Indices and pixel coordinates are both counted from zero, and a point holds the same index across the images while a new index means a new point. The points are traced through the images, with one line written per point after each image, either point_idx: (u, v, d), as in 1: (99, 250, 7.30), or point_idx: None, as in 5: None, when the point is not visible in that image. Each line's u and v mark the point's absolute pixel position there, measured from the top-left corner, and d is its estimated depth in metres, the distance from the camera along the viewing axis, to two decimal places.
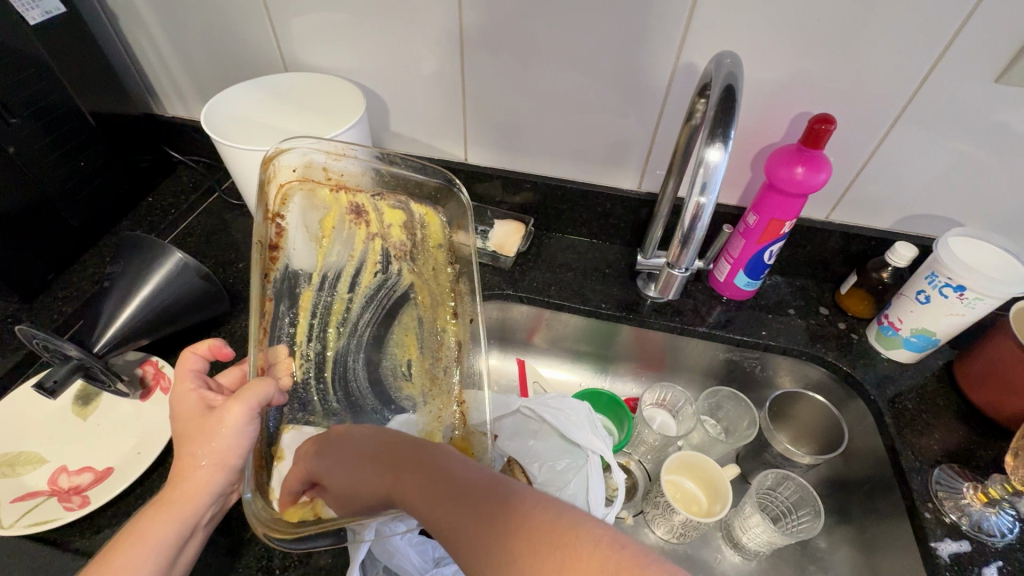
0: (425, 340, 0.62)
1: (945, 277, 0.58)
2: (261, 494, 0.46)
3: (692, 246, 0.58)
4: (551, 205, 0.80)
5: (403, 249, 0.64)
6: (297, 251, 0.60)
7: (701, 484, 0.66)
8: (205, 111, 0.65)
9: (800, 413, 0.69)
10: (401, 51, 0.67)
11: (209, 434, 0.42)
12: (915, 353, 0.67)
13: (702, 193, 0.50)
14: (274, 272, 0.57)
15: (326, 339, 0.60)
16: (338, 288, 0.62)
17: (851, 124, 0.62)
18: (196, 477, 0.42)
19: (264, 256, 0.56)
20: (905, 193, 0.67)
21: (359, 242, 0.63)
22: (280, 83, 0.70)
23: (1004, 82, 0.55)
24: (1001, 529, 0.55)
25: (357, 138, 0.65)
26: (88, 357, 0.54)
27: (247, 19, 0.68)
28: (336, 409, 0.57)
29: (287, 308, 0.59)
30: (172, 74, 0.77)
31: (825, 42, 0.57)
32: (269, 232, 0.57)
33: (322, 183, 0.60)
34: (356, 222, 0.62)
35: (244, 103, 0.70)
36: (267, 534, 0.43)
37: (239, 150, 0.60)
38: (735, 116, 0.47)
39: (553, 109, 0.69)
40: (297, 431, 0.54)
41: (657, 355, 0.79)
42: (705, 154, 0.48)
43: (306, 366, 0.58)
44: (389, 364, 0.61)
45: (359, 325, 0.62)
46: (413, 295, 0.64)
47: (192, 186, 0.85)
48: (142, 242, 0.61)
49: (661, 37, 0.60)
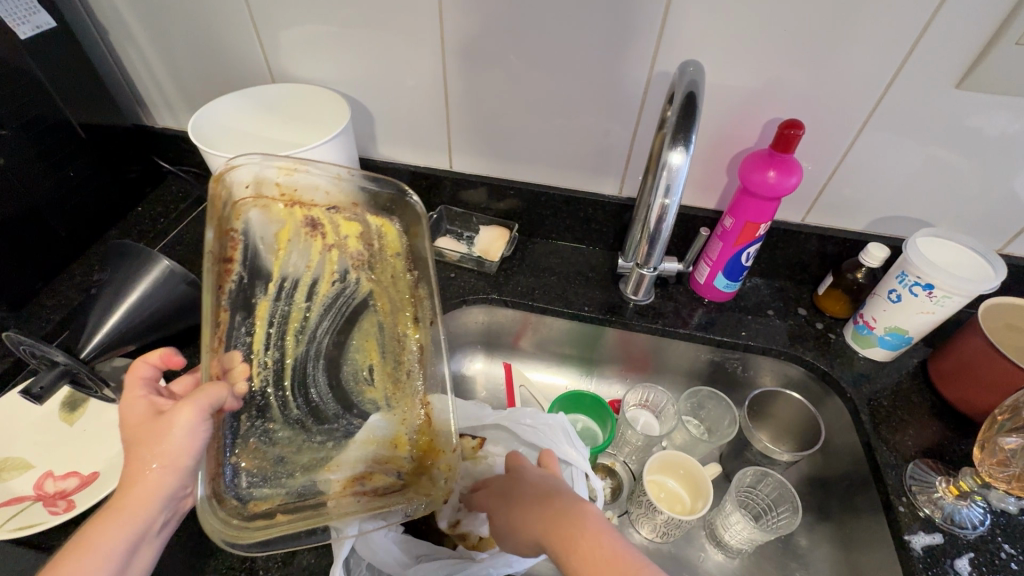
0: (386, 344, 0.62)
1: (914, 276, 0.60)
2: (218, 501, 0.49)
3: (658, 245, 0.60)
4: (535, 210, 0.82)
5: (361, 258, 0.64)
6: (251, 264, 0.60)
7: (683, 482, 0.67)
8: (191, 121, 0.67)
9: (778, 412, 0.70)
10: (385, 62, 0.69)
11: (157, 436, 0.43)
12: (890, 352, 0.68)
13: (666, 195, 0.52)
14: (228, 284, 0.58)
15: (284, 347, 0.60)
16: (295, 297, 0.62)
17: (821, 128, 0.64)
18: (146, 480, 0.42)
19: (218, 269, 0.57)
20: (877, 196, 0.69)
21: (316, 253, 0.63)
22: (266, 93, 0.72)
23: (964, 88, 0.57)
24: (972, 522, 0.56)
25: (341, 145, 0.67)
26: (75, 364, 0.55)
27: (235, 32, 0.69)
28: (297, 417, 0.57)
29: (242, 319, 0.59)
30: (161, 85, 0.79)
31: (792, 52, 0.59)
32: (223, 246, 0.58)
33: (277, 197, 0.61)
34: (312, 234, 0.63)
35: (232, 113, 0.72)
36: (225, 539, 0.46)
37: (223, 157, 0.61)
38: (696, 121, 0.48)
39: (535, 117, 0.71)
40: (256, 440, 0.54)
41: (641, 357, 0.80)
42: (668, 158, 0.49)
43: (265, 375, 0.58)
44: (350, 369, 0.61)
45: (318, 333, 0.61)
46: (373, 302, 0.64)
47: (181, 195, 0.87)
48: (131, 250, 0.62)
49: (636, 46, 0.62)
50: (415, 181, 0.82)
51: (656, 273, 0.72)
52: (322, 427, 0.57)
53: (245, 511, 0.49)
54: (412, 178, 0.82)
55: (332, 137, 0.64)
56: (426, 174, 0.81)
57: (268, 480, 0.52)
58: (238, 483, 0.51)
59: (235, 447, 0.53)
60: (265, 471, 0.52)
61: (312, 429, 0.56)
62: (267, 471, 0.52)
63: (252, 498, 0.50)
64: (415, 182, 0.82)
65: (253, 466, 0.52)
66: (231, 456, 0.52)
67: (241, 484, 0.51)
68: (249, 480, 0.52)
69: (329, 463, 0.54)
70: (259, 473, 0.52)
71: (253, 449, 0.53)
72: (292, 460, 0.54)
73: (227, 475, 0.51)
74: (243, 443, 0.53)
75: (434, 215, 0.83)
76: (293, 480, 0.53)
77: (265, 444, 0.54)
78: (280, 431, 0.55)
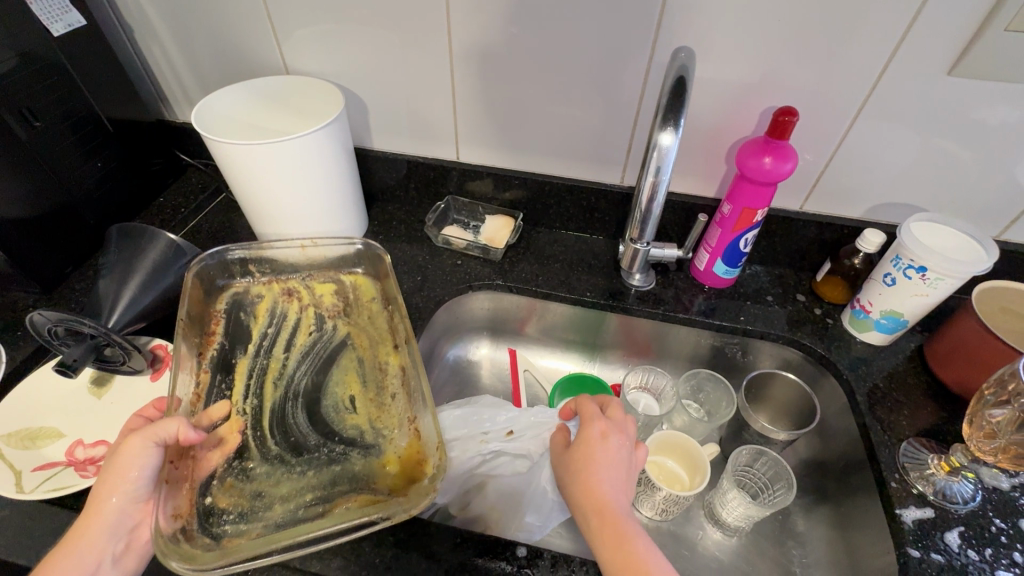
0: (367, 375, 0.65)
1: (908, 259, 0.62)
2: (186, 538, 0.48)
3: (650, 224, 0.62)
4: (539, 200, 0.84)
5: (336, 309, 0.70)
6: (233, 333, 0.66)
7: (681, 461, 0.69)
8: (196, 110, 0.68)
9: (775, 393, 0.72)
10: (394, 57, 0.72)
11: (112, 470, 0.46)
12: (887, 335, 0.70)
13: (656, 175, 0.54)
14: (210, 351, 0.64)
15: (262, 393, 0.62)
16: (272, 351, 0.66)
17: (817, 117, 0.66)
18: (98, 511, 0.45)
19: (199, 340, 0.63)
20: (873, 183, 0.71)
21: (293, 314, 0.69)
22: (273, 85, 0.74)
23: (956, 75, 0.59)
24: (963, 497, 0.57)
25: (339, 131, 0.69)
26: (109, 336, 0.58)
27: (252, 28, 0.73)
28: (275, 453, 0.57)
29: (222, 377, 0.62)
30: (182, 81, 0.82)
31: (787, 43, 0.61)
32: (207, 322, 0.65)
33: (257, 278, 0.70)
34: (288, 300, 0.70)
35: (239, 104, 0.73)
36: (186, 567, 0.44)
37: (225, 145, 0.62)
38: (685, 104, 0.50)
39: (538, 108, 0.74)
40: (233, 479, 0.54)
41: (643, 342, 0.82)
42: (659, 139, 0.51)
43: (245, 422, 0.59)
44: (331, 401, 0.62)
45: (298, 377, 0.64)
46: (351, 341, 0.68)
47: (200, 186, 0.91)
48: (141, 230, 0.66)
49: (635, 39, 0.64)
50: (423, 173, 0.85)
51: (650, 250, 0.74)
52: (303, 458, 0.57)
53: (216, 545, 0.48)
54: (421, 169, 0.85)
55: (331, 121, 0.66)
56: (433, 165, 0.83)
57: (248, 514, 0.52)
58: (214, 523, 0.50)
59: (212, 489, 0.53)
60: (241, 508, 0.52)
61: (292, 460, 0.56)
62: (245, 506, 0.52)
63: (227, 535, 0.50)
64: (424, 173, 0.85)
65: (230, 505, 0.52)
66: (206, 496, 0.52)
67: (218, 523, 0.50)
68: (225, 518, 0.51)
69: (310, 489, 0.54)
70: (238, 511, 0.52)
71: (229, 488, 0.53)
72: (270, 493, 0.53)
73: (202, 514, 0.51)
74: (218, 485, 0.53)
75: (441, 205, 0.86)
76: (272, 512, 0.52)
77: (241, 481, 0.54)
78: (258, 468, 0.55)
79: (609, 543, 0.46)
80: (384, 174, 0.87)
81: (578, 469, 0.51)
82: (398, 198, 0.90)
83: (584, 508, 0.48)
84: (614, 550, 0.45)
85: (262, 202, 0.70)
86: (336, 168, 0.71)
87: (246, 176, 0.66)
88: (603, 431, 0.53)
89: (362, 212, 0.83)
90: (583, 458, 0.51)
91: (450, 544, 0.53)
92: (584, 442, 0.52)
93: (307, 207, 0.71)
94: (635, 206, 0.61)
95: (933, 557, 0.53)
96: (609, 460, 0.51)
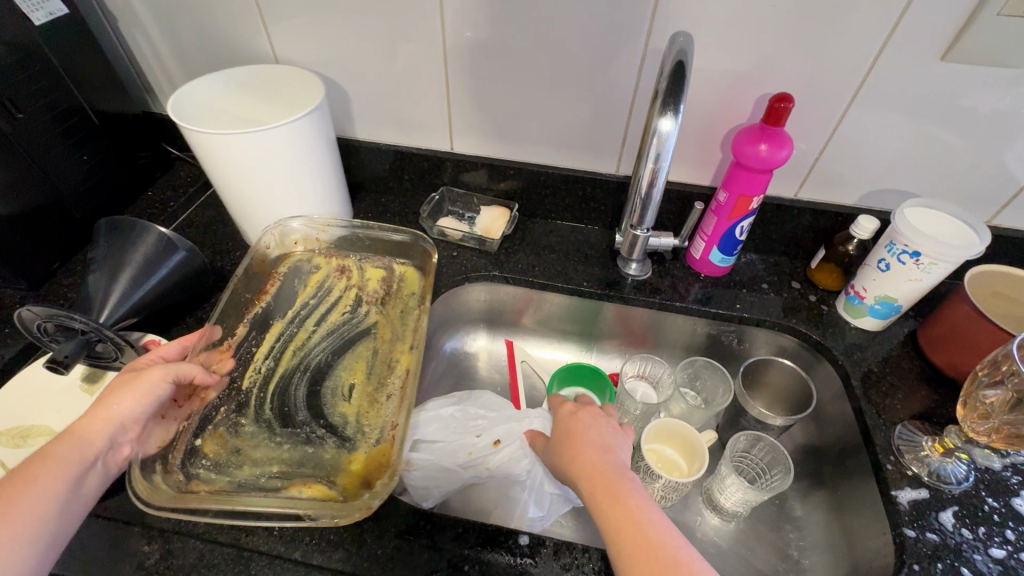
0: (373, 367, 0.67)
1: (902, 244, 0.62)
2: (163, 471, 0.53)
3: (650, 210, 0.61)
4: (534, 190, 0.84)
5: (375, 296, 0.74)
6: (281, 295, 0.72)
7: (679, 449, 0.70)
8: (172, 102, 0.66)
9: (771, 379, 0.72)
10: (386, 45, 0.71)
11: (131, 383, 0.51)
12: (880, 321, 0.70)
13: (656, 161, 0.53)
14: (259, 307, 0.69)
15: (281, 357, 0.67)
16: (304, 320, 0.70)
17: (811, 104, 0.66)
18: (106, 415, 0.48)
19: (254, 295, 0.69)
20: (868, 169, 0.71)
21: (337, 291, 0.74)
22: (249, 75, 0.72)
23: (949, 60, 0.59)
24: (956, 477, 0.58)
25: (320, 120, 0.68)
26: (105, 334, 0.56)
27: (239, 17, 0.71)
28: (267, 418, 0.61)
29: (256, 334, 0.67)
30: (169, 73, 0.81)
31: (781, 30, 0.61)
32: (265, 282, 0.71)
33: (317, 251, 0.75)
34: (339, 277, 0.75)
35: (216, 94, 0.72)
36: (142, 497, 0.50)
37: (203, 136, 0.61)
38: (684, 89, 0.50)
39: (532, 97, 0.73)
40: (224, 430, 0.59)
41: (640, 331, 0.83)
42: (658, 124, 0.51)
43: (255, 379, 0.64)
44: (332, 384, 0.65)
45: (315, 352, 0.68)
46: (375, 330, 0.71)
47: (190, 180, 0.89)
48: (131, 224, 0.64)
49: (630, 26, 0.63)
50: (417, 163, 0.84)
51: (649, 238, 0.73)
52: (287, 431, 0.60)
53: (185, 486, 0.53)
54: (415, 160, 0.84)
55: (313, 109, 0.65)
56: (428, 156, 0.83)
57: (223, 467, 0.56)
58: (193, 462, 0.56)
59: (204, 433, 0.58)
60: (219, 458, 0.57)
61: (276, 430, 0.60)
62: (222, 458, 0.57)
63: (199, 479, 0.55)
64: (417, 164, 0.84)
65: (212, 452, 0.57)
66: (197, 438, 0.57)
67: (197, 466, 0.56)
68: (203, 463, 0.56)
69: (279, 462, 0.57)
70: (214, 460, 0.56)
71: (218, 436, 0.58)
72: (246, 453, 0.58)
73: (187, 451, 0.56)
74: (210, 431, 0.58)
75: (436, 196, 0.86)
76: (241, 471, 0.56)
77: (229, 434, 0.58)
78: (247, 426, 0.60)
79: (603, 501, 0.46)
80: (378, 166, 0.86)
81: (566, 440, 0.54)
82: (392, 189, 0.89)
83: (577, 477, 0.50)
84: (607, 504, 0.46)
85: (246, 193, 0.69)
86: (318, 157, 0.70)
87: (227, 167, 0.65)
88: (570, 409, 0.58)
89: (348, 198, 0.82)
90: (572, 430, 0.55)
91: (452, 534, 0.53)
92: (569, 422, 0.56)
93: (290, 197, 0.71)
94: (635, 192, 0.60)
95: (928, 537, 0.54)
96: (591, 429, 0.54)
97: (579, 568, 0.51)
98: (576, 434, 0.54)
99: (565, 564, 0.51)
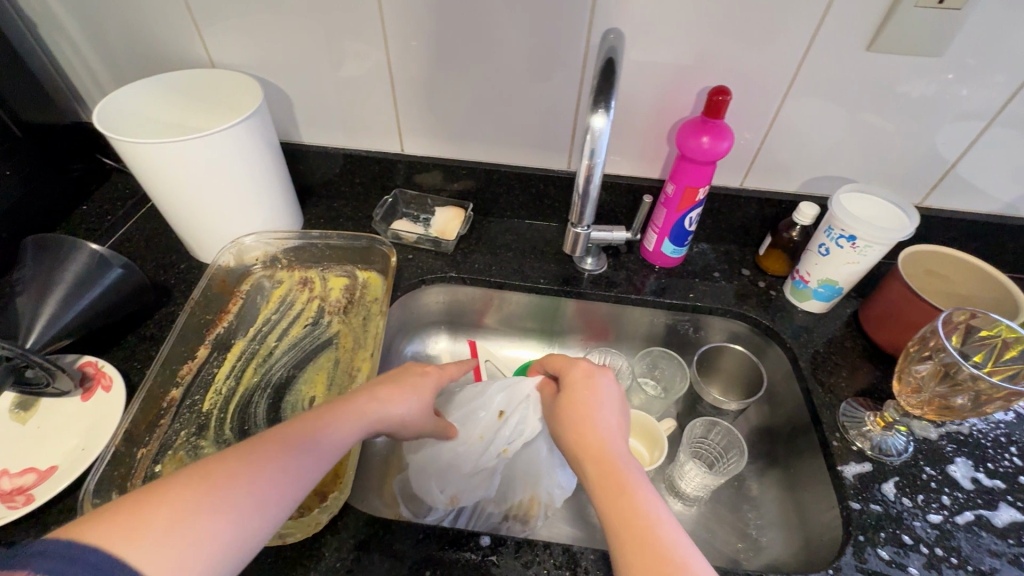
0: (334, 379, 0.66)
1: (839, 229, 0.65)
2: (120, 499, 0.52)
3: (590, 207, 0.59)
4: (489, 189, 0.84)
5: (338, 306, 0.73)
6: (242, 314, 0.70)
7: (640, 438, 0.71)
8: (97, 109, 0.63)
9: (725, 364, 0.74)
10: (328, 46, 0.69)
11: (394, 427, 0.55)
12: (824, 303, 0.73)
13: (590, 159, 0.52)
14: (218, 327, 0.68)
15: (242, 376, 0.65)
16: (266, 337, 0.69)
17: (750, 97, 0.68)
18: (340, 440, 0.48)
19: (213, 316, 0.68)
20: (807, 158, 0.74)
21: (300, 303, 0.73)
22: (184, 80, 0.70)
23: (874, 50, 0.62)
24: (897, 449, 0.61)
25: (260, 123, 0.65)
26: (27, 358, 0.53)
27: (170, 21, 0.68)
28: (227, 438, 0.59)
29: (217, 354, 0.66)
30: (100, 80, 0.77)
31: (717, 24, 0.62)
32: (225, 301, 0.70)
33: (279, 266, 0.75)
34: (302, 289, 0.74)
35: (148, 101, 0.69)
36: None
37: (131, 144, 0.58)
38: (614, 84, 0.50)
39: (480, 95, 0.73)
40: (183, 453, 0.57)
41: (600, 325, 0.84)
42: (591, 121, 0.50)
43: (216, 401, 0.62)
44: (293, 399, 0.64)
45: (277, 368, 0.67)
46: (337, 340, 0.70)
47: (129, 192, 0.85)
48: (62, 243, 0.61)
49: (571, 22, 0.64)
50: (367, 166, 0.83)
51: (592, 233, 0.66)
52: None
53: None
54: (365, 163, 0.83)
55: (251, 113, 0.63)
56: (378, 159, 0.81)
57: None
58: None
59: (164, 457, 0.56)
60: None
61: None
62: None
63: None
64: (369, 167, 0.83)
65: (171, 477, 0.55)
66: (156, 463, 0.55)
67: None
68: None
69: None
70: None
71: (177, 460, 0.56)
72: None
73: (145, 477, 0.54)
74: (169, 454, 0.56)
75: (389, 199, 0.85)
76: None
77: (189, 456, 0.57)
78: (207, 448, 0.58)
79: (603, 481, 0.45)
80: (326, 170, 0.84)
81: (573, 416, 0.52)
82: (345, 193, 0.88)
83: (583, 457, 0.49)
84: (608, 492, 0.44)
85: (185, 207, 0.66)
86: (262, 164, 0.67)
87: (162, 177, 0.62)
88: (589, 372, 0.55)
89: (297, 205, 0.80)
90: (579, 401, 0.53)
91: (413, 540, 0.52)
92: (579, 395, 0.53)
93: (236, 208, 0.68)
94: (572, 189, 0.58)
95: (872, 508, 0.57)
96: (598, 401, 0.52)
97: (540, 564, 0.51)
98: (583, 406, 0.52)
99: (526, 562, 0.51)
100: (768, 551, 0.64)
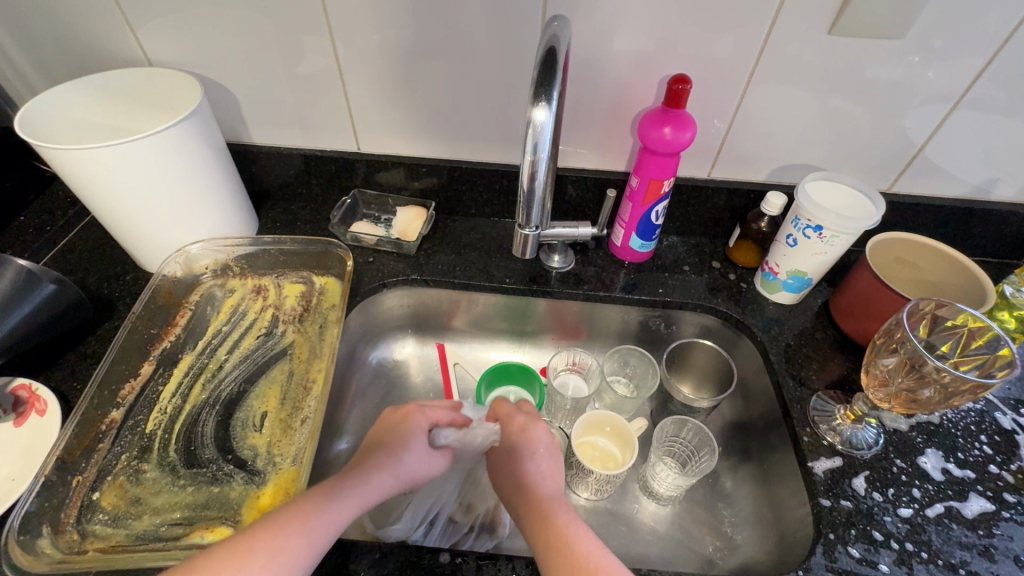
0: (288, 392, 0.63)
1: (805, 219, 0.63)
2: (52, 532, 0.49)
3: (536, 207, 0.56)
4: (452, 187, 0.81)
5: (292, 314, 0.70)
6: (191, 328, 0.67)
7: (611, 438, 0.69)
8: (19, 116, 0.60)
9: (695, 360, 0.73)
10: (272, 43, 0.66)
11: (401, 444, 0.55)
12: (795, 294, 0.72)
13: (534, 153, 0.49)
14: (164, 342, 0.65)
15: (189, 394, 0.62)
16: (215, 350, 0.66)
17: (712, 86, 0.66)
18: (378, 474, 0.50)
19: (158, 331, 0.65)
20: (774, 147, 0.72)
21: (253, 312, 0.70)
22: (117, 80, 0.66)
23: (835, 35, 0.60)
24: (867, 442, 0.60)
25: (201, 125, 0.61)
26: None
27: (99, 19, 0.64)
28: (171, 460, 0.56)
29: (163, 371, 0.63)
30: (30, 83, 0.72)
31: (674, 11, 0.60)
32: (172, 314, 0.67)
33: (230, 274, 0.71)
34: (255, 298, 0.71)
35: (79, 104, 0.65)
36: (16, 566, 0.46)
37: (55, 151, 0.54)
38: (555, 76, 0.47)
39: (438, 91, 0.70)
40: (124, 479, 0.54)
41: (572, 324, 0.81)
42: (532, 114, 0.47)
43: (160, 421, 0.59)
44: (244, 415, 0.61)
45: (227, 383, 0.63)
46: (292, 351, 0.67)
47: (70, 200, 0.80)
48: None
49: (525, 13, 0.61)
50: (325, 167, 0.80)
51: (541, 232, 0.62)
52: (191, 471, 0.56)
53: (78, 547, 0.49)
54: (322, 163, 0.79)
55: (188, 114, 0.59)
56: (335, 159, 0.78)
57: (121, 519, 0.51)
58: (90, 517, 0.51)
59: (103, 483, 0.53)
60: (117, 511, 0.52)
61: (180, 472, 0.55)
62: (122, 512, 0.52)
63: (93, 537, 0.50)
64: (326, 168, 0.80)
65: (110, 505, 0.52)
66: (94, 491, 0.53)
67: (92, 521, 0.51)
68: (100, 519, 0.51)
69: (180, 507, 0.53)
70: (112, 514, 0.52)
71: (118, 487, 0.53)
72: (146, 502, 0.53)
73: (82, 506, 0.52)
74: (108, 481, 0.53)
75: (348, 200, 0.82)
76: (139, 522, 0.51)
77: (130, 482, 0.54)
78: (150, 472, 0.55)
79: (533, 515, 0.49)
80: (282, 172, 0.81)
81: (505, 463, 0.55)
82: (303, 195, 0.84)
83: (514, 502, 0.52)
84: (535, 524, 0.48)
85: (123, 217, 0.62)
86: (205, 169, 0.64)
87: (94, 186, 0.58)
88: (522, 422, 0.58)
89: (250, 209, 0.76)
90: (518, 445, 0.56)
91: (368, 561, 0.50)
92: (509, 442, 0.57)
93: (178, 216, 0.65)
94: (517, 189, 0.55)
95: (842, 505, 0.56)
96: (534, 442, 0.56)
97: None
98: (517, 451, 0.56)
99: None
100: (743, 550, 0.63)
